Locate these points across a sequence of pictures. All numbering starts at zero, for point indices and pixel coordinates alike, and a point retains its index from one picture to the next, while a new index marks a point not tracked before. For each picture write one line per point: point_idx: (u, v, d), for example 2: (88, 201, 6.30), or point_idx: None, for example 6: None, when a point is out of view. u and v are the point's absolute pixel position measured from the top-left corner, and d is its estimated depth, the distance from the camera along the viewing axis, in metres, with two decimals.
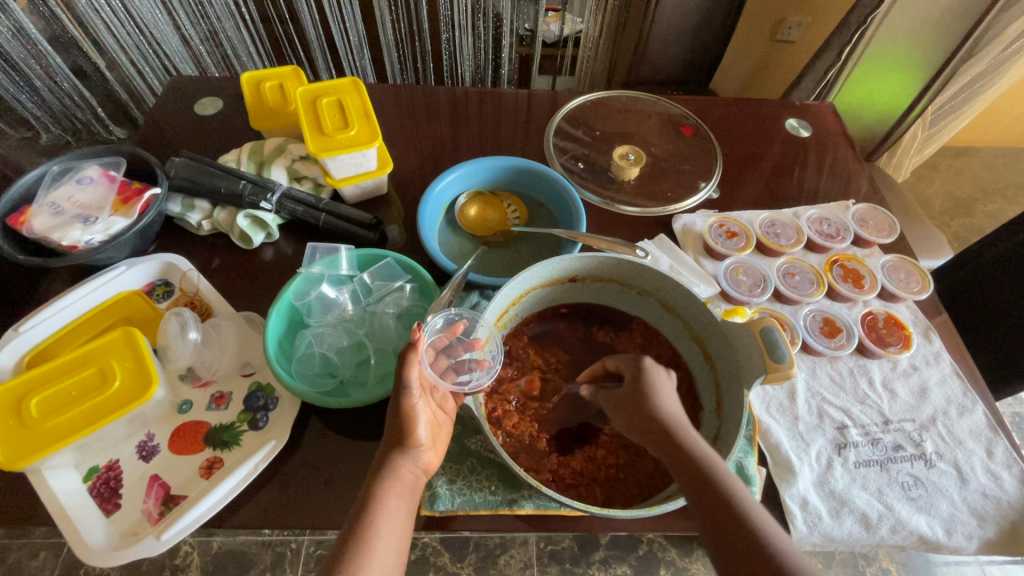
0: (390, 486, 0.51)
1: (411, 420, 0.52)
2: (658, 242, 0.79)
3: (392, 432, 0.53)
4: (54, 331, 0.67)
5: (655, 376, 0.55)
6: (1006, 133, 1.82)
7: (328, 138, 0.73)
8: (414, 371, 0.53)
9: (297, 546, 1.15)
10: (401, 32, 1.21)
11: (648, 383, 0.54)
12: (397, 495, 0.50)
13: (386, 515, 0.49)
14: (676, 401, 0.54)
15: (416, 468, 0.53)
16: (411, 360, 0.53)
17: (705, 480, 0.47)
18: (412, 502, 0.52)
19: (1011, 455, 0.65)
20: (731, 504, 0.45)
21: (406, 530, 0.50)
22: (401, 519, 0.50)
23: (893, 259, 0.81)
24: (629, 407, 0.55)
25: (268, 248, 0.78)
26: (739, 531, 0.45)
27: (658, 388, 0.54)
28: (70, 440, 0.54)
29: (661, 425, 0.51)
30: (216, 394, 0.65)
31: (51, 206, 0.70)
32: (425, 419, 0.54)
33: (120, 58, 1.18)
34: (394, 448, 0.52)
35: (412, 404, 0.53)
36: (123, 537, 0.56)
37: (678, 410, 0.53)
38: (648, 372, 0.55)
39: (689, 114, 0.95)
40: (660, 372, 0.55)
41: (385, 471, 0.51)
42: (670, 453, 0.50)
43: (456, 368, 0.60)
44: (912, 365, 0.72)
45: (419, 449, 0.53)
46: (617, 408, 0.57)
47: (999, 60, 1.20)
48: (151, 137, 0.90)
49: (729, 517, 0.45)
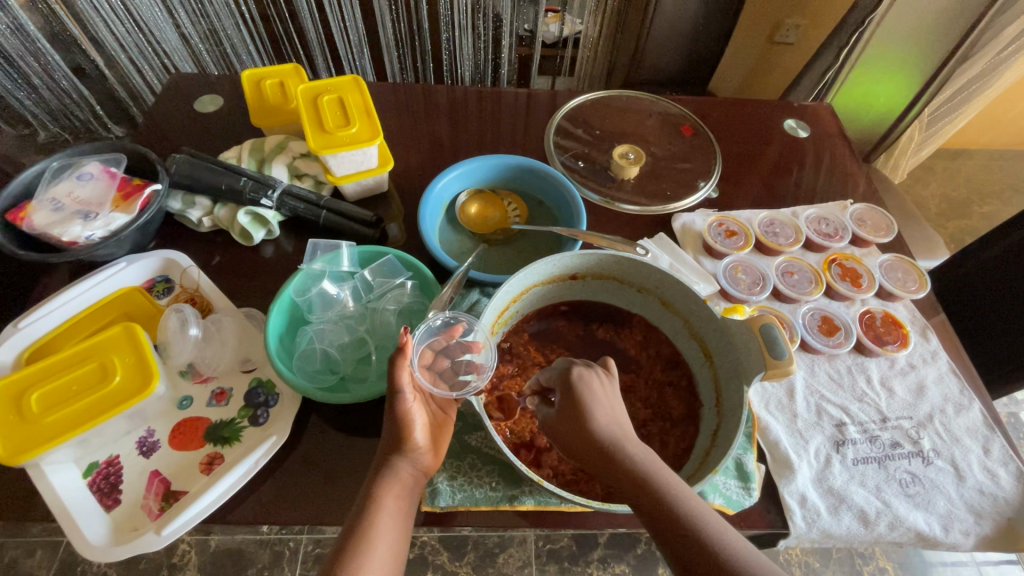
0: (390, 488, 0.51)
1: (407, 423, 0.53)
2: (658, 240, 0.79)
3: (390, 436, 0.53)
4: (54, 327, 0.66)
5: (590, 385, 0.51)
6: (1002, 136, 1.84)
7: (330, 136, 0.73)
8: (405, 379, 0.54)
9: (295, 545, 1.15)
10: (401, 31, 1.21)
11: (581, 394, 0.50)
12: (395, 496, 0.51)
13: (385, 516, 0.49)
14: (617, 410, 0.51)
15: (416, 471, 0.53)
16: (402, 366, 0.53)
17: (650, 495, 0.45)
18: (410, 504, 0.52)
19: (1007, 452, 0.66)
20: (682, 516, 0.44)
21: (404, 531, 0.50)
22: (399, 520, 0.50)
23: (890, 258, 0.82)
24: (560, 421, 0.51)
25: (269, 245, 0.78)
26: (692, 545, 0.43)
27: (592, 398, 0.50)
28: (70, 435, 0.54)
29: (597, 442, 0.48)
30: (217, 390, 0.65)
31: (51, 202, 0.69)
32: (421, 422, 0.54)
33: (119, 55, 1.18)
34: (393, 451, 0.52)
35: (406, 407, 0.53)
36: (123, 532, 0.56)
37: (615, 423, 0.49)
38: (582, 382, 0.51)
39: (689, 114, 0.95)
40: (595, 380, 0.52)
41: (385, 473, 0.51)
42: (613, 473, 0.47)
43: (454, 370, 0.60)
44: (909, 364, 0.73)
45: (417, 452, 0.53)
46: (550, 422, 0.53)
47: (996, 63, 1.21)
48: (151, 134, 0.90)
49: (683, 530, 0.43)
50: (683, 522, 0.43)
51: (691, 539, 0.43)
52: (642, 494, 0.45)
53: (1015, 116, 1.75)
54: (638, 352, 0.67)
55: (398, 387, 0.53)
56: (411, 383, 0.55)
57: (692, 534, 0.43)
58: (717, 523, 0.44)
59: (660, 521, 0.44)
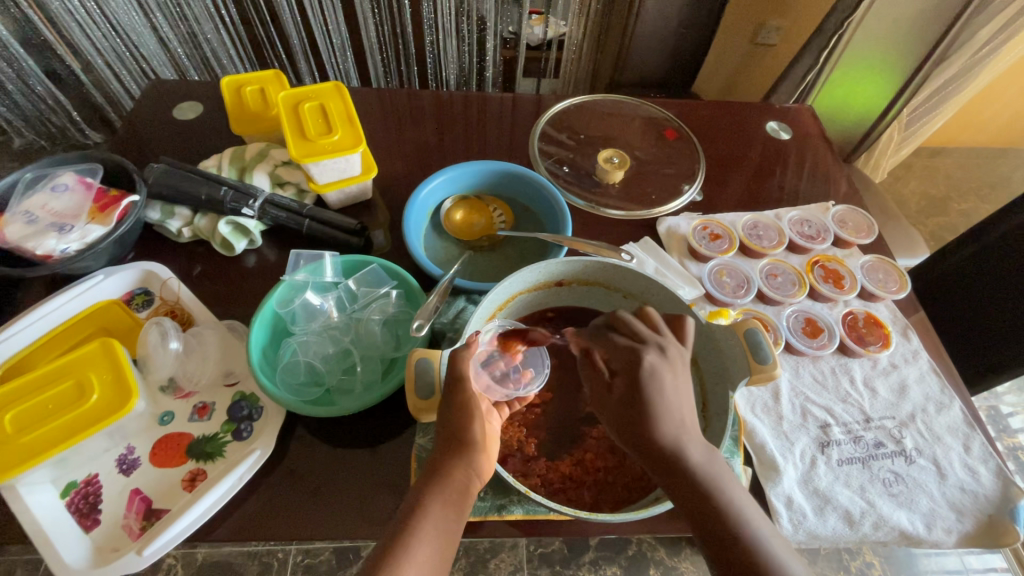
0: (439, 490, 0.48)
1: (465, 418, 0.51)
2: (643, 245, 0.80)
3: (444, 434, 0.51)
4: (30, 343, 0.65)
5: (651, 374, 0.51)
6: (978, 135, 1.88)
7: (312, 143, 0.72)
8: (468, 369, 0.53)
9: (284, 556, 1.14)
10: (384, 34, 1.20)
11: (646, 385, 0.50)
12: (443, 500, 0.48)
13: (429, 520, 0.46)
14: (675, 405, 0.50)
15: (470, 473, 0.50)
16: (466, 356, 0.53)
17: (696, 494, 0.47)
18: (461, 510, 0.49)
19: (987, 449, 0.67)
20: (722, 515, 0.46)
21: (451, 539, 0.47)
22: (445, 526, 0.47)
23: (872, 259, 0.83)
24: (621, 409, 0.52)
25: (251, 254, 0.77)
26: (730, 547, 0.45)
27: (656, 389, 0.50)
28: (48, 455, 0.53)
29: (654, 441, 0.49)
30: (199, 404, 0.64)
31: (25, 214, 0.68)
32: (480, 418, 0.52)
33: (95, 60, 1.16)
34: (448, 450, 0.51)
35: (468, 396, 0.52)
36: (103, 553, 0.54)
37: (674, 417, 0.50)
38: (644, 370, 0.51)
39: (672, 118, 0.96)
40: (658, 368, 0.51)
41: (438, 472, 0.50)
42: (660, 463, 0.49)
43: (502, 379, 0.60)
44: (891, 363, 0.74)
45: (476, 449, 0.51)
46: (611, 409, 0.54)
47: (972, 64, 1.23)
48: (129, 142, 0.88)
49: (721, 529, 0.46)
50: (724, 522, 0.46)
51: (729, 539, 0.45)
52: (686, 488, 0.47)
53: (990, 115, 1.79)
54: None
55: (461, 377, 0.52)
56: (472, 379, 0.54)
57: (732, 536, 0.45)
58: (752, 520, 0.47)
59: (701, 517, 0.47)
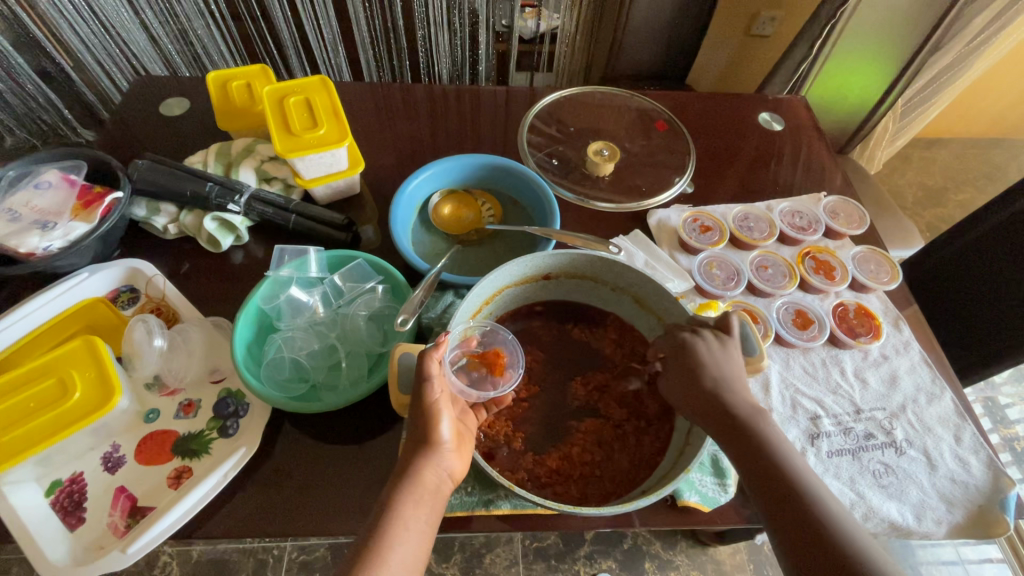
0: (410, 493, 0.48)
1: (432, 419, 0.50)
2: (633, 238, 0.79)
3: (415, 434, 0.50)
4: (15, 341, 0.65)
5: (701, 350, 0.53)
6: (975, 126, 1.87)
7: (296, 138, 0.72)
8: (435, 370, 0.51)
9: (279, 553, 1.14)
10: (376, 29, 1.19)
11: (694, 359, 0.53)
12: (415, 503, 0.48)
13: (401, 524, 0.46)
14: (737, 377, 0.53)
15: (440, 474, 0.50)
16: (432, 358, 0.51)
17: (773, 471, 0.49)
18: (434, 511, 0.49)
19: (978, 440, 0.66)
20: (792, 489, 0.48)
21: (424, 539, 0.47)
22: (418, 529, 0.47)
23: (863, 249, 0.82)
24: (682, 383, 0.55)
25: (238, 250, 0.77)
26: (806, 528, 0.46)
27: (713, 362, 0.52)
28: (30, 453, 0.53)
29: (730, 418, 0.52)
30: (185, 402, 0.64)
31: (8, 212, 0.67)
32: (447, 418, 0.51)
33: (85, 58, 1.15)
34: (418, 451, 0.50)
35: (432, 401, 0.50)
36: (87, 551, 0.54)
37: (740, 386, 0.53)
38: (692, 346, 0.54)
39: (662, 109, 0.95)
40: (704, 344, 0.53)
41: (408, 476, 0.49)
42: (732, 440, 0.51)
43: (479, 383, 0.58)
44: (882, 354, 0.73)
45: (443, 450, 0.50)
46: (670, 388, 0.57)
47: (966, 53, 1.23)
48: (116, 139, 0.87)
49: (796, 506, 0.47)
50: (800, 499, 0.47)
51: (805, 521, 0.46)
52: (759, 466, 0.49)
53: (987, 105, 1.77)
54: (613, 350, 0.67)
55: (427, 378, 0.50)
56: (442, 379, 0.53)
57: (809, 516, 0.46)
58: (825, 495, 0.48)
59: (775, 496, 0.48)
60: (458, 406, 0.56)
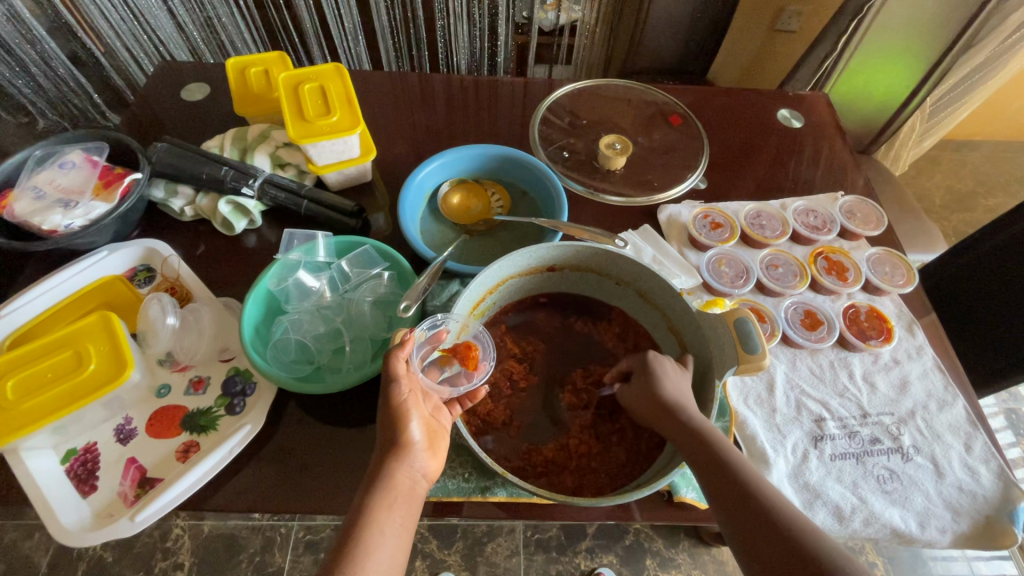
0: (383, 497, 0.48)
1: (402, 420, 0.51)
2: (642, 232, 0.79)
3: (385, 438, 0.51)
4: (37, 314, 0.68)
5: (663, 367, 0.56)
6: (1009, 129, 1.80)
7: (310, 124, 0.73)
8: (402, 369, 0.52)
9: (286, 531, 1.17)
10: (396, 18, 1.19)
11: (653, 374, 0.55)
12: (388, 505, 0.48)
13: (377, 531, 0.46)
14: (690, 399, 0.55)
15: (413, 474, 0.51)
16: (399, 357, 0.52)
17: (734, 481, 0.48)
18: (409, 513, 0.49)
19: (989, 449, 0.65)
20: (754, 497, 0.48)
21: (403, 540, 0.48)
22: (395, 534, 0.47)
23: (879, 251, 0.80)
24: (640, 398, 0.56)
25: (251, 234, 0.79)
26: (773, 536, 0.46)
27: (671, 378, 0.55)
28: (45, 421, 0.55)
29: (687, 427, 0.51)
30: (194, 378, 0.66)
31: (33, 189, 0.70)
32: (417, 418, 0.52)
33: (114, 43, 1.17)
34: (389, 454, 0.50)
35: (400, 404, 0.51)
36: (98, 517, 0.56)
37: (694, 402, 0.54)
38: (656, 363, 0.56)
39: (677, 104, 0.94)
40: (669, 365, 0.57)
41: (380, 480, 0.49)
42: (695, 449, 0.51)
43: (452, 378, 0.59)
44: (893, 359, 0.72)
45: (413, 452, 0.51)
46: (629, 399, 0.58)
47: (1002, 51, 1.18)
48: (139, 123, 0.89)
49: (759, 515, 0.47)
50: (769, 514, 0.47)
51: (776, 536, 0.46)
52: (720, 473, 0.49)
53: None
54: (615, 344, 0.67)
55: (395, 377, 0.52)
56: (410, 381, 0.54)
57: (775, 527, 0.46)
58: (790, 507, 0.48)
59: (742, 507, 0.47)
60: (430, 402, 0.56)
